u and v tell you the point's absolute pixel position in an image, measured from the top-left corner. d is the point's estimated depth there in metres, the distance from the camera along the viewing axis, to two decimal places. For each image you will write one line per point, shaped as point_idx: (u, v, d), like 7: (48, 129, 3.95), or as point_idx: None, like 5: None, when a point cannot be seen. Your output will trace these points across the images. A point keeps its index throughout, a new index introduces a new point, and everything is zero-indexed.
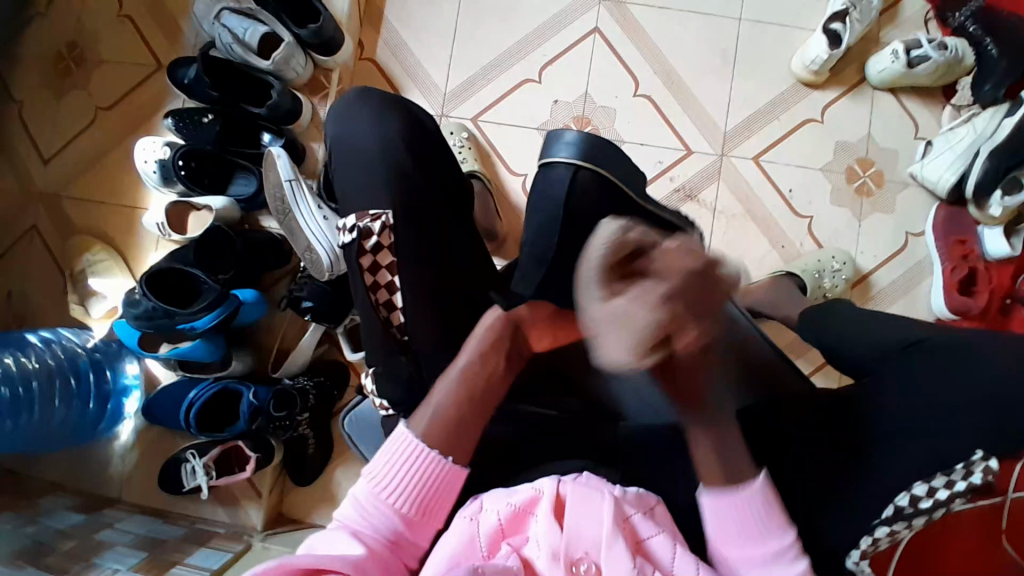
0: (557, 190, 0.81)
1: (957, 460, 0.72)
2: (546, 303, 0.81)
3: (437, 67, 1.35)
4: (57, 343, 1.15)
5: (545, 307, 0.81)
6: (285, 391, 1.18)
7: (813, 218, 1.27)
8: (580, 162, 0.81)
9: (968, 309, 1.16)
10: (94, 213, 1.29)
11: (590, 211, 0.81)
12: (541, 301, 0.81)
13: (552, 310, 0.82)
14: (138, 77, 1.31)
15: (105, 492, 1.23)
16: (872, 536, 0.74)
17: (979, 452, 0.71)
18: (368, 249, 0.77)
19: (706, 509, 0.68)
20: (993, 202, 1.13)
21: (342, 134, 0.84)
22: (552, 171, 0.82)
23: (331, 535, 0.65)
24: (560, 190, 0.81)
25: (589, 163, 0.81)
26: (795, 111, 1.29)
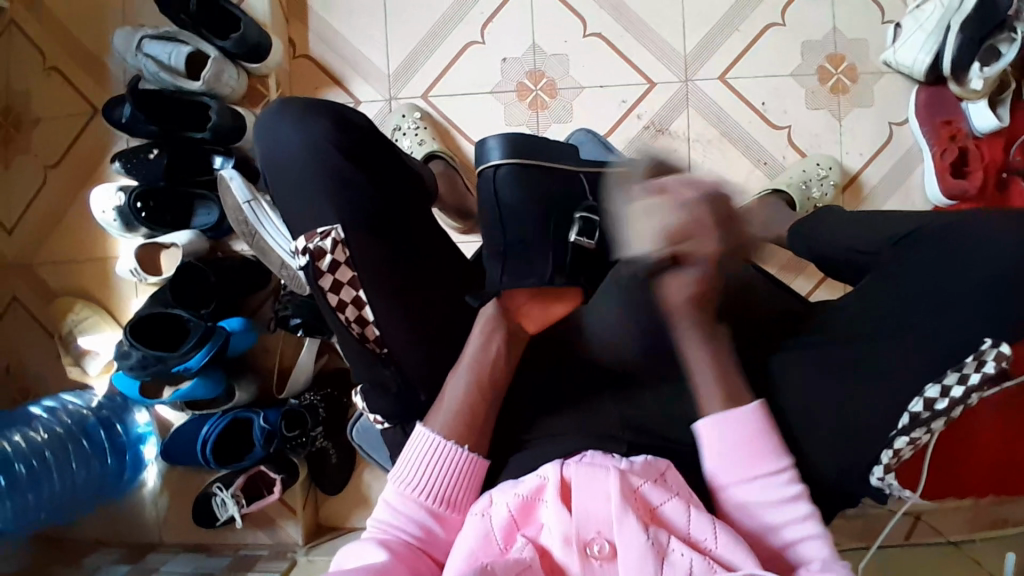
0: (492, 190, 0.87)
1: (966, 352, 0.68)
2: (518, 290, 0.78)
3: (376, 49, 1.29)
4: (61, 409, 1.17)
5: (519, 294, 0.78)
6: (295, 411, 1.18)
7: (791, 126, 1.22)
8: (504, 161, 0.88)
9: (964, 191, 1.12)
10: (68, 272, 1.27)
11: (519, 203, 0.86)
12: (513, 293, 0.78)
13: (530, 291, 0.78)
14: (77, 124, 1.27)
15: (147, 537, 1.25)
16: (892, 449, 0.70)
17: (987, 340, 0.68)
18: (325, 270, 0.73)
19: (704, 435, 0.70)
20: (971, 76, 1.08)
21: (271, 153, 0.80)
22: (484, 175, 0.88)
23: (365, 543, 0.68)
24: (494, 189, 0.87)
25: (510, 160, 0.88)
26: (754, 19, 1.22)
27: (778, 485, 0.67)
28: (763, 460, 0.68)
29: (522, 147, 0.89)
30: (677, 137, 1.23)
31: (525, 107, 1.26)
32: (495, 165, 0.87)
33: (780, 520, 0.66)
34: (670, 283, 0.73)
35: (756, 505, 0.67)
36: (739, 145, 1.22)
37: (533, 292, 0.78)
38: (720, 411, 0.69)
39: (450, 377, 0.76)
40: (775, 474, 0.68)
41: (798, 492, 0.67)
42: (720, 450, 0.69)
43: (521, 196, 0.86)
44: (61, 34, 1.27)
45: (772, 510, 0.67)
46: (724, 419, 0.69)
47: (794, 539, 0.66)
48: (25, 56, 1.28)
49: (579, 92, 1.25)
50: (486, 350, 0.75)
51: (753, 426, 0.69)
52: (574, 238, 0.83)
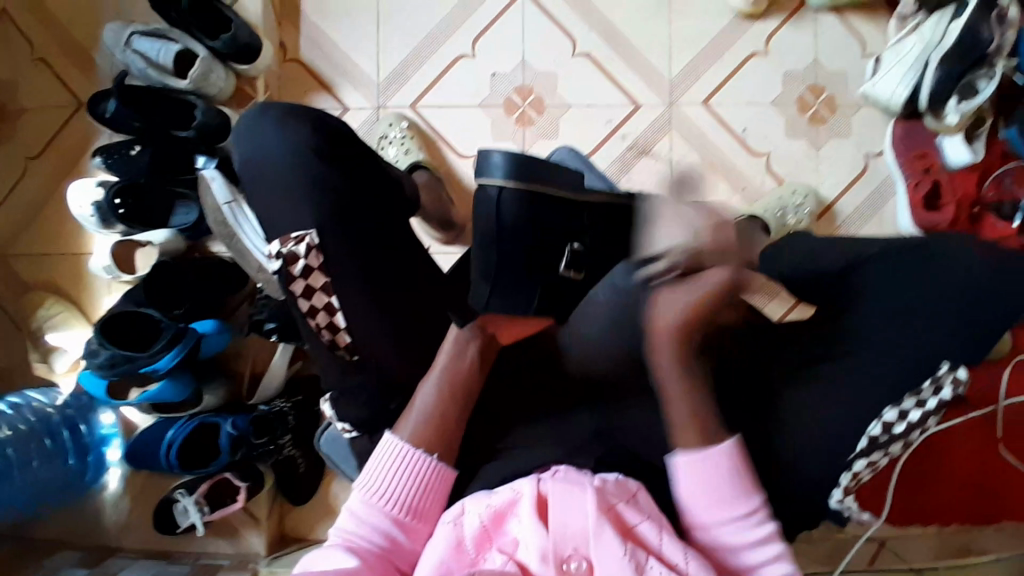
0: (489, 211, 0.79)
1: (925, 376, 0.71)
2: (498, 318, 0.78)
3: (366, 57, 1.29)
4: (26, 406, 1.13)
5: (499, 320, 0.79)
6: (263, 417, 1.17)
7: (771, 153, 1.24)
8: (511, 182, 0.78)
9: (936, 224, 1.14)
10: (40, 266, 1.25)
11: (517, 235, 0.78)
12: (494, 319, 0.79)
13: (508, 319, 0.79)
14: (59, 117, 1.26)
15: (105, 541, 1.22)
16: (852, 472, 0.71)
17: (946, 365, 0.70)
18: (297, 274, 0.73)
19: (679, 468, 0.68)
20: (948, 110, 1.11)
21: (252, 151, 0.79)
22: (484, 194, 0.79)
23: (328, 551, 0.67)
24: (491, 209, 0.79)
25: (516, 182, 0.78)
26: (739, 47, 1.25)
27: (748, 527, 0.67)
28: (733, 502, 0.67)
29: (526, 171, 0.79)
30: (660, 158, 1.25)
31: (511, 121, 1.27)
32: (499, 185, 0.78)
33: (754, 562, 0.66)
34: (662, 299, 0.72)
35: (731, 547, 0.66)
36: (720, 169, 1.24)
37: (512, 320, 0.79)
38: (699, 448, 0.68)
39: (421, 385, 0.75)
40: (747, 515, 0.67)
41: (770, 534, 0.67)
42: (693, 488, 0.68)
43: (523, 221, 0.78)
44: (49, 25, 1.26)
45: (744, 551, 0.66)
46: (698, 459, 0.68)
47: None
48: (11, 45, 1.27)
49: (566, 109, 1.26)
50: (461, 357, 0.75)
51: (724, 465, 0.67)
52: (562, 271, 0.81)
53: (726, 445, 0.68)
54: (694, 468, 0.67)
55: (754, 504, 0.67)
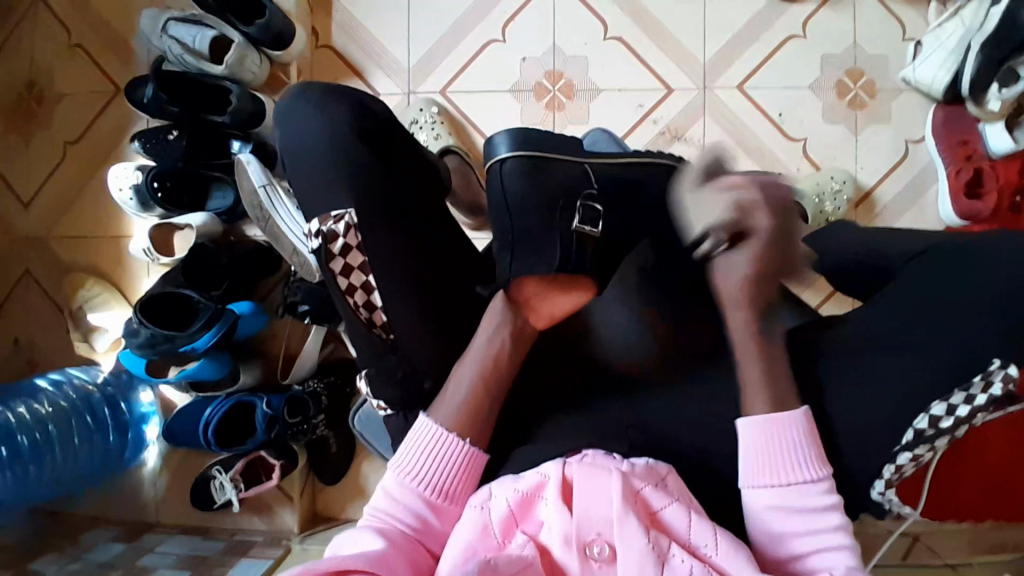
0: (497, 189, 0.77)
1: (975, 372, 0.67)
2: (528, 276, 0.74)
3: (397, 43, 1.30)
4: (67, 384, 1.18)
5: (532, 278, 0.74)
6: (297, 396, 1.20)
7: (806, 138, 1.22)
8: (512, 152, 0.77)
9: (976, 212, 1.12)
10: (81, 249, 1.28)
11: (522, 204, 0.75)
12: (519, 281, 0.74)
13: (542, 277, 0.74)
14: (98, 103, 1.29)
15: (143, 517, 1.26)
16: (895, 465, 0.70)
17: (997, 361, 0.67)
18: (336, 253, 0.74)
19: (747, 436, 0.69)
20: (991, 97, 1.08)
21: (288, 135, 0.80)
22: (495, 171, 0.77)
23: (360, 530, 0.68)
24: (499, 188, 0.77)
25: (519, 152, 0.76)
26: (774, 30, 1.23)
27: (812, 494, 0.67)
28: (800, 469, 0.67)
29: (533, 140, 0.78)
30: (692, 144, 1.24)
31: (541, 107, 1.26)
32: (502, 159, 0.77)
33: (801, 529, 0.66)
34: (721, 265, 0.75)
35: (783, 509, 0.67)
36: (753, 155, 1.23)
37: (542, 277, 0.74)
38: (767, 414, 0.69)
39: (459, 367, 0.75)
40: (813, 483, 0.67)
41: (833, 506, 0.67)
42: (752, 455, 0.68)
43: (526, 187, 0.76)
44: (88, 12, 1.29)
45: (801, 515, 0.66)
46: (780, 419, 0.68)
47: (802, 552, 0.65)
48: (52, 33, 1.30)
49: (597, 95, 1.26)
50: (494, 341, 0.74)
51: (803, 430, 0.68)
52: (575, 226, 0.75)
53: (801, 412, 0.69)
54: (762, 431, 0.68)
55: (821, 473, 0.68)
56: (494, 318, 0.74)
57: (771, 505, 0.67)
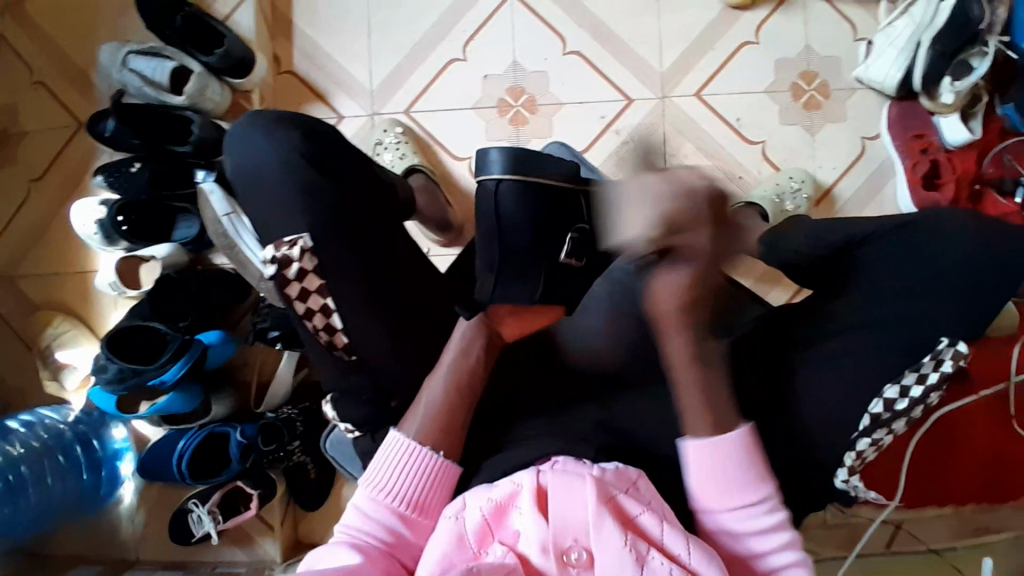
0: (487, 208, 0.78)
1: (924, 353, 0.70)
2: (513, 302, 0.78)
3: (358, 66, 1.31)
4: (39, 423, 1.16)
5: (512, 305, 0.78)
6: (271, 424, 1.18)
7: (766, 141, 1.23)
8: (507, 175, 0.77)
9: (937, 203, 1.14)
10: (48, 286, 1.27)
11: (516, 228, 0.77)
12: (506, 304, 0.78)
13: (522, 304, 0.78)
14: (60, 140, 1.28)
15: (121, 556, 1.24)
16: (856, 451, 0.70)
17: (944, 339, 0.70)
18: (291, 278, 0.74)
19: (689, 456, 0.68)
20: (943, 89, 1.12)
21: (243, 165, 0.80)
22: (483, 190, 0.78)
23: (335, 546, 0.68)
24: (490, 207, 0.77)
25: (514, 175, 0.77)
26: (729, 37, 1.25)
27: (755, 516, 0.67)
28: (742, 491, 0.67)
29: (526, 160, 0.77)
30: (655, 151, 1.25)
31: (505, 122, 1.27)
32: (497, 179, 0.77)
33: (762, 548, 0.67)
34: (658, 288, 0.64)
35: (737, 531, 0.67)
36: (716, 160, 1.24)
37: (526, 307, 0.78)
38: (710, 436, 0.68)
39: (426, 384, 0.76)
40: (758, 503, 0.67)
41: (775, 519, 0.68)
42: (702, 474, 0.68)
43: (523, 216, 0.77)
44: (46, 50, 1.29)
45: (755, 536, 0.67)
46: (714, 445, 0.68)
47: (778, 565, 0.67)
48: (12, 72, 1.29)
49: (560, 107, 1.27)
50: (465, 356, 0.76)
51: (738, 456, 0.68)
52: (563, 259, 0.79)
53: (738, 434, 0.68)
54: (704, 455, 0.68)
55: (761, 493, 0.68)
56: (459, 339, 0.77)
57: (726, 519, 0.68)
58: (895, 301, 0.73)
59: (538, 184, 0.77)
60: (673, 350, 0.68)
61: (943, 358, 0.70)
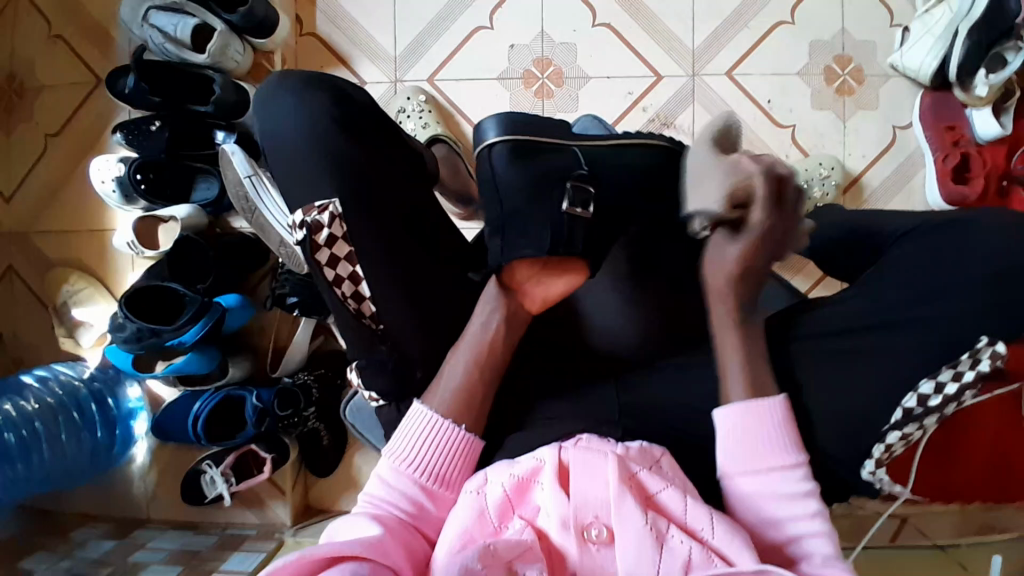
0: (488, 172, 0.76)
1: (962, 350, 0.68)
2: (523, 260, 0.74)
3: (382, 30, 1.28)
4: (53, 379, 1.17)
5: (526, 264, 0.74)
6: (287, 389, 1.18)
7: (795, 126, 1.22)
8: (500, 137, 0.75)
9: (964, 197, 1.13)
10: (65, 243, 1.26)
11: (516, 186, 0.73)
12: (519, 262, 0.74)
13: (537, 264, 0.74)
14: (79, 94, 1.26)
15: (134, 513, 1.26)
16: (884, 444, 0.70)
17: (984, 338, 0.68)
18: (322, 244, 0.73)
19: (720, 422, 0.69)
20: (977, 81, 1.09)
21: (269, 129, 0.79)
22: (480, 156, 0.76)
23: (355, 517, 0.68)
24: (490, 169, 0.75)
25: (507, 136, 0.75)
26: (763, 17, 1.22)
27: (791, 479, 0.67)
28: (777, 454, 0.67)
29: (521, 125, 0.77)
30: (682, 131, 1.23)
31: (530, 95, 1.25)
32: (490, 143, 0.75)
33: (786, 515, 0.65)
34: (715, 248, 0.77)
35: (762, 496, 0.66)
36: (743, 142, 1.22)
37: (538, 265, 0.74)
38: (743, 401, 0.69)
39: (450, 357, 0.75)
40: (794, 463, 0.67)
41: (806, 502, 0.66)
42: (731, 441, 0.68)
43: (518, 174, 0.74)
44: (65, 2, 1.26)
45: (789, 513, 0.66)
46: (746, 409, 0.68)
47: (798, 534, 0.65)
48: (30, 22, 1.27)
49: (586, 82, 1.25)
50: (486, 328, 0.75)
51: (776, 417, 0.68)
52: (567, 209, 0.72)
53: (774, 400, 0.69)
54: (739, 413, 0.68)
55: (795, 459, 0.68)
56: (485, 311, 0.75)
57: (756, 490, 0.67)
58: (928, 293, 0.71)
59: (536, 145, 0.76)
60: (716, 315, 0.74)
61: (980, 356, 0.68)
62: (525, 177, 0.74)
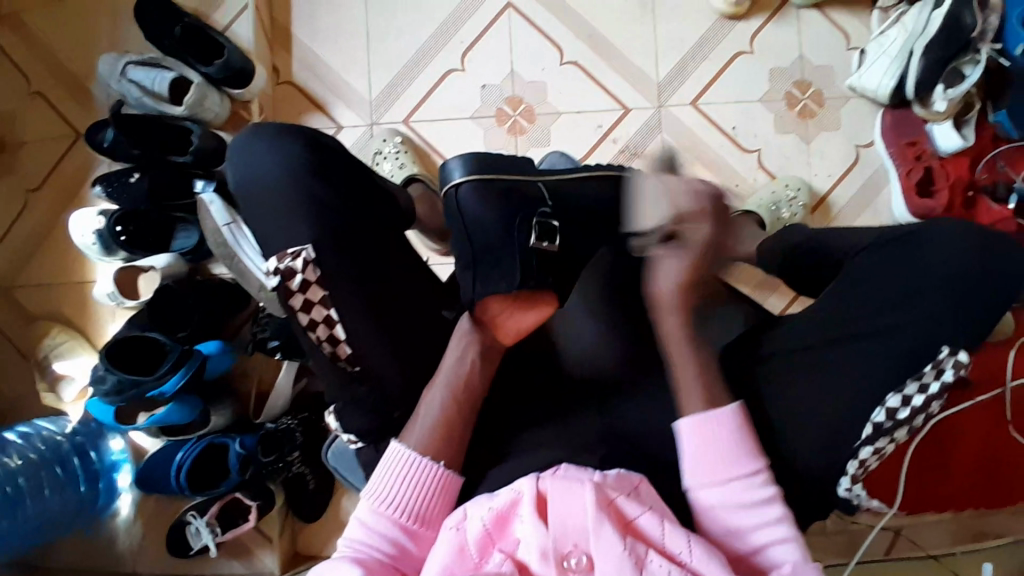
0: (458, 212, 0.80)
1: (926, 360, 0.69)
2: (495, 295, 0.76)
3: (357, 76, 1.31)
4: (36, 435, 1.15)
5: (496, 301, 0.76)
6: (271, 434, 1.18)
7: (761, 149, 1.25)
8: (464, 178, 0.80)
9: (931, 210, 1.15)
10: (45, 297, 1.26)
11: (487, 229, 0.78)
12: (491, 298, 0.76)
13: (507, 299, 0.76)
14: (58, 151, 1.28)
15: (118, 568, 1.23)
16: (857, 459, 0.70)
17: (945, 348, 0.69)
18: (295, 289, 0.74)
19: (685, 433, 0.69)
20: (936, 97, 1.13)
21: (244, 175, 0.79)
22: (449, 198, 0.81)
23: (335, 561, 0.68)
24: (461, 211, 0.79)
25: (471, 177, 0.80)
26: (724, 47, 1.26)
27: (752, 487, 0.67)
28: (739, 462, 0.67)
29: (486, 164, 0.81)
30: (652, 160, 1.26)
31: (503, 131, 1.28)
32: (456, 183, 0.80)
33: (750, 524, 0.66)
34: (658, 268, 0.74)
35: (723, 507, 0.67)
36: (712, 169, 1.25)
37: (506, 299, 0.76)
38: (703, 412, 0.69)
39: (426, 395, 0.75)
40: (750, 476, 0.67)
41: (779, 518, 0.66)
42: (696, 451, 0.68)
43: (486, 214, 0.78)
44: (45, 62, 1.29)
45: (761, 530, 0.66)
46: (709, 419, 0.69)
47: (763, 543, 0.65)
48: (9, 83, 1.29)
49: (557, 117, 1.28)
50: (462, 363, 0.75)
51: (731, 427, 0.68)
52: (534, 243, 0.78)
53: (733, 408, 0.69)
54: (700, 430, 0.68)
55: (757, 466, 0.68)
56: (464, 349, 0.75)
57: (716, 504, 0.67)
58: (892, 306, 0.73)
59: (502, 183, 0.80)
60: (641, 338, 0.74)
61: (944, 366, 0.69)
62: (496, 218, 0.78)
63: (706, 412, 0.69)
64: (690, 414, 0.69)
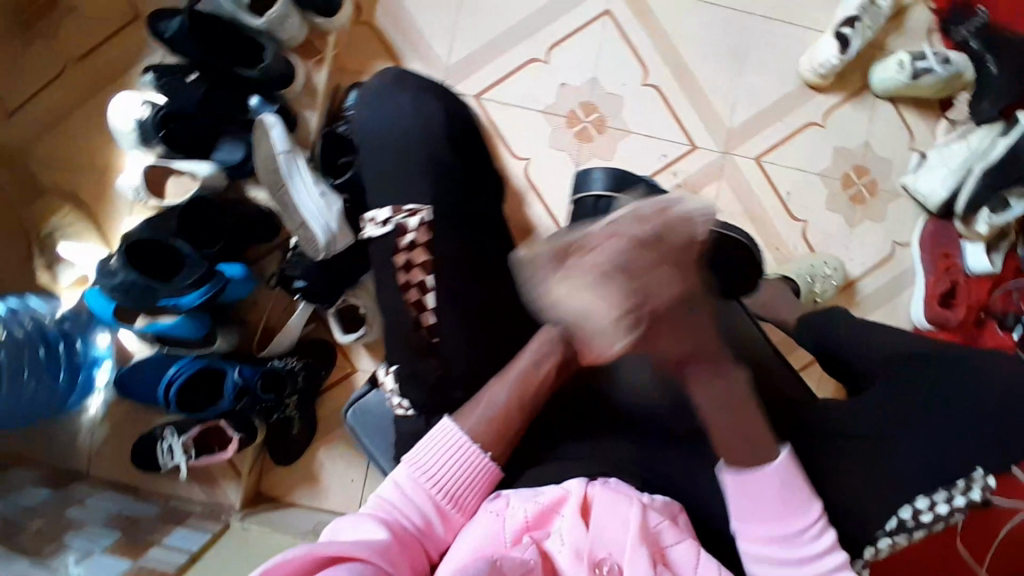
0: None
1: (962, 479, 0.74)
2: None
3: (440, 38, 1.29)
4: (21, 309, 1.05)
5: None
6: (274, 372, 1.16)
7: (808, 221, 1.29)
8: None
9: (946, 321, 1.22)
10: (64, 173, 1.21)
11: None
12: None
13: None
14: (114, 27, 1.22)
15: (73, 466, 1.19)
16: (874, 547, 0.76)
17: (980, 469, 0.72)
18: (404, 245, 0.75)
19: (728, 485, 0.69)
20: (980, 219, 1.18)
21: (376, 118, 0.82)
22: None
23: (361, 517, 0.67)
24: None
25: None
26: (798, 113, 1.29)
27: (807, 541, 0.69)
28: (794, 517, 0.69)
29: None
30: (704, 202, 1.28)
31: (571, 134, 1.28)
32: None
33: None
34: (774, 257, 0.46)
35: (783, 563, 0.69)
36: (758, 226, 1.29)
37: None
38: (746, 467, 0.68)
39: (491, 385, 0.76)
40: (802, 533, 0.69)
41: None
42: (739, 503, 0.69)
43: None
44: None
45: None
46: (753, 476, 0.68)
47: None
48: None
49: (627, 135, 1.28)
50: (538, 366, 0.76)
51: (779, 483, 0.68)
52: None
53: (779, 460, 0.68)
54: (743, 487, 0.68)
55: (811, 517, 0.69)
56: (540, 351, 0.76)
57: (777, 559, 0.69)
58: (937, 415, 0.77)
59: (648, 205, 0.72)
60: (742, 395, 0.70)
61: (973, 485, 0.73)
62: None
63: (750, 468, 0.68)
64: (731, 466, 0.69)
